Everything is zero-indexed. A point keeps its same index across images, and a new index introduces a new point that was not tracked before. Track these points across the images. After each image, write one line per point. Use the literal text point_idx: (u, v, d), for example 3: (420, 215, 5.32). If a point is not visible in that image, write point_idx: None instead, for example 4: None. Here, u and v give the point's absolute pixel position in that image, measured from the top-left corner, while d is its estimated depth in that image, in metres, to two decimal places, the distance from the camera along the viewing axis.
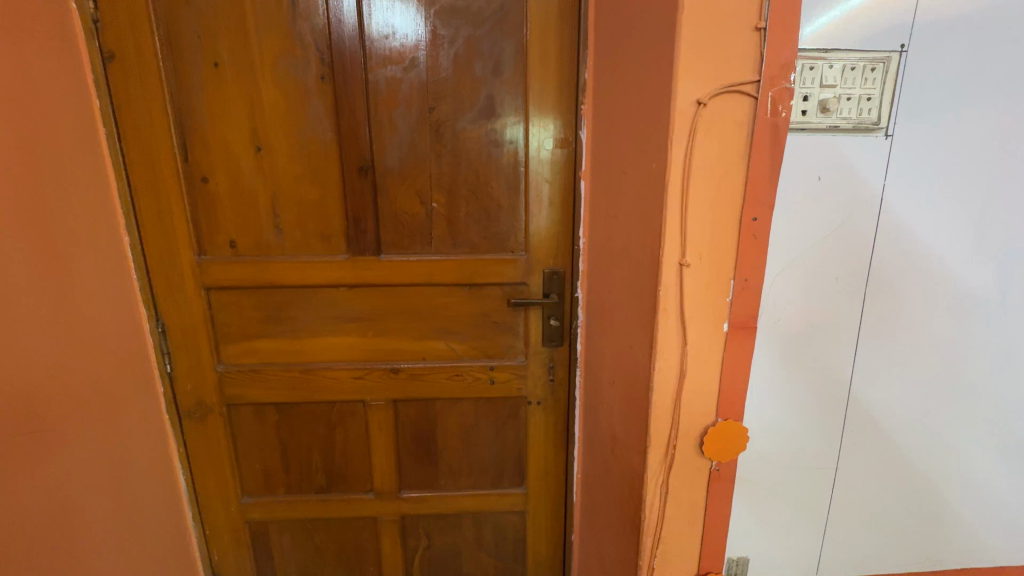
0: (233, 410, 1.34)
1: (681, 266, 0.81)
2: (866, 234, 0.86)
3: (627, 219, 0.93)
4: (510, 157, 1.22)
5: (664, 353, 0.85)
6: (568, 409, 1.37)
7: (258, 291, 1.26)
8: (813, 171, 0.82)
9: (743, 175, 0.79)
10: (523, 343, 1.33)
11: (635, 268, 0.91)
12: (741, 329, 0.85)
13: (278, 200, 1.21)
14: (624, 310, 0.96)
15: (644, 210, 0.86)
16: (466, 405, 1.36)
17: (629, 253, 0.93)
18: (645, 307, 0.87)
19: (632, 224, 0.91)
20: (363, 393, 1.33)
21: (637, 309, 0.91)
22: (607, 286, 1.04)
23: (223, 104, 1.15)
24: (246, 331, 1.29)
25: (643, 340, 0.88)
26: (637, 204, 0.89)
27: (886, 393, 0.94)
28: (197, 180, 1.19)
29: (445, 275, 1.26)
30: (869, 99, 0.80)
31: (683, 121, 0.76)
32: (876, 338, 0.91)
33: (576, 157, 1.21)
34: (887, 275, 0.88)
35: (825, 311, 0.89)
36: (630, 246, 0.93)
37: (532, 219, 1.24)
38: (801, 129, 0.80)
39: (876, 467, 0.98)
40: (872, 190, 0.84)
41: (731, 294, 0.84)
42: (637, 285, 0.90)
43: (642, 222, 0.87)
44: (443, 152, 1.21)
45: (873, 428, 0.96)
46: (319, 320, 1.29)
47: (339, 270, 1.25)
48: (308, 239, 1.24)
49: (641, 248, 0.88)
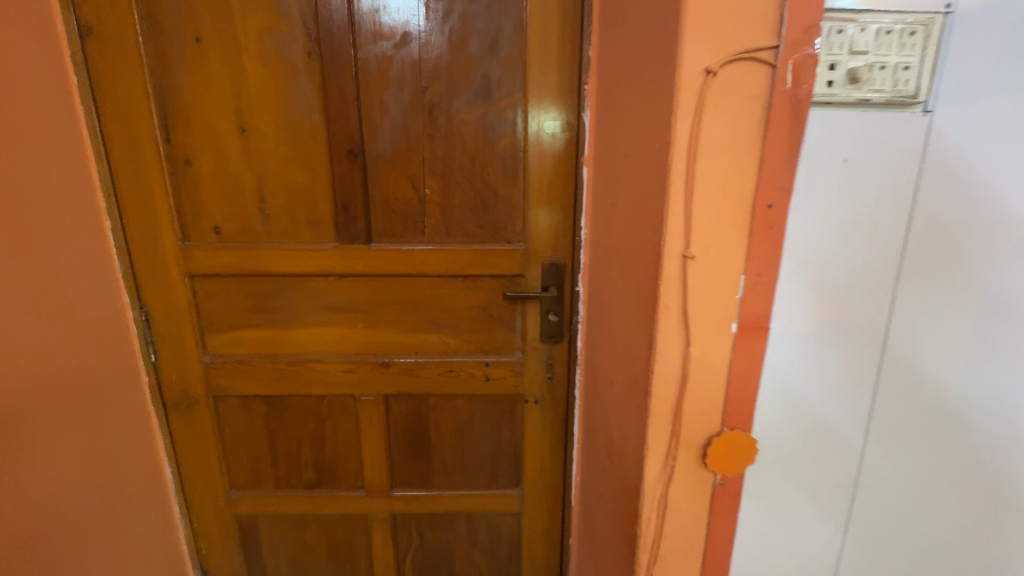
0: (220, 401, 1.29)
1: (685, 257, 0.73)
2: (896, 222, 0.75)
3: (630, 205, 0.86)
4: (508, 142, 1.15)
5: (666, 355, 0.78)
6: (567, 408, 1.30)
7: (244, 279, 1.21)
8: (836, 153, 0.73)
9: (758, 156, 0.70)
10: (520, 338, 1.26)
11: (637, 260, 0.83)
12: (754, 330, 0.76)
13: (264, 185, 1.15)
14: (625, 306, 0.88)
15: (649, 196, 0.78)
16: (461, 403, 1.30)
17: (631, 244, 0.85)
18: (645, 304, 0.80)
19: (634, 212, 0.83)
20: (353, 388, 1.28)
21: (637, 307, 0.83)
22: (608, 281, 0.97)
23: (207, 83, 1.10)
24: (232, 321, 1.24)
25: (644, 340, 0.81)
26: (641, 190, 0.81)
27: (919, 404, 0.82)
28: (180, 163, 1.14)
29: (438, 265, 1.20)
30: (906, 68, 0.70)
31: (689, 94, 0.68)
32: (907, 339, 0.79)
33: (577, 141, 1.14)
34: (924, 268, 0.77)
35: (848, 306, 0.79)
36: (631, 236, 0.85)
37: (529, 209, 1.17)
38: (825, 103, 0.72)
39: (925, 503, 0.86)
40: (909, 171, 0.74)
41: (742, 290, 0.75)
42: (638, 278, 0.83)
43: (646, 209, 0.79)
44: (437, 135, 1.14)
45: (901, 443, 0.84)
46: (306, 310, 1.23)
47: (326, 260, 1.19)
48: (296, 226, 1.18)
49: (644, 237, 0.80)
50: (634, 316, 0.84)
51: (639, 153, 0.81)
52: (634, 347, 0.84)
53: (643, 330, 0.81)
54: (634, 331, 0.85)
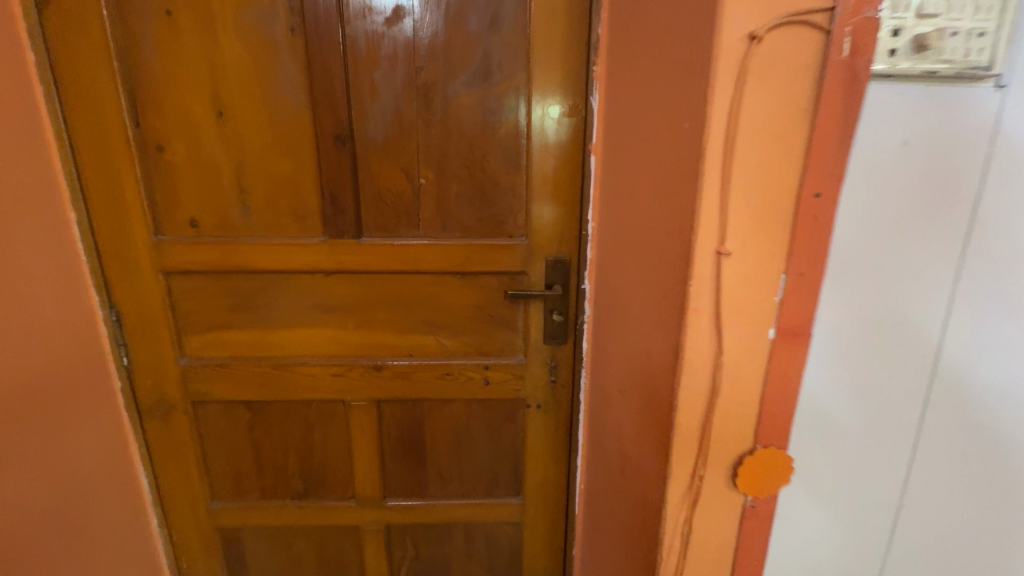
0: (199, 407, 1.20)
1: (720, 253, 0.61)
2: (957, 217, 0.63)
3: (645, 196, 0.77)
4: (509, 128, 1.06)
5: (694, 367, 0.65)
6: (571, 414, 1.23)
7: (223, 276, 1.12)
8: (891, 136, 0.61)
9: (805, 139, 0.58)
10: (522, 339, 1.18)
11: (653, 257, 0.74)
12: (795, 342, 0.64)
13: (244, 174, 1.06)
14: (640, 308, 0.80)
15: (670, 185, 0.68)
16: (458, 408, 1.22)
17: (646, 240, 0.76)
18: (663, 308, 0.70)
19: (651, 203, 0.74)
20: (343, 393, 1.20)
21: (653, 309, 0.74)
22: (620, 280, 0.89)
23: (179, 61, 1.00)
24: (212, 322, 1.15)
25: (661, 348, 0.71)
26: (658, 178, 0.72)
27: (979, 435, 0.69)
28: (152, 150, 1.05)
29: (434, 261, 1.11)
30: (981, 35, 0.58)
31: (727, 63, 0.56)
32: (967, 359, 0.67)
33: (585, 128, 1.05)
34: (988, 274, 0.64)
35: (898, 317, 0.66)
36: (647, 230, 0.76)
37: (532, 201, 1.09)
38: (884, 76, 0.59)
39: (969, 551, 0.73)
40: (975, 157, 0.61)
41: (782, 292, 0.62)
42: (654, 277, 0.73)
43: (665, 200, 0.69)
44: (433, 121, 1.05)
45: (955, 482, 0.70)
46: (292, 310, 1.14)
47: (313, 256, 1.10)
48: (280, 219, 1.09)
49: (662, 231, 0.71)
50: (650, 320, 0.75)
51: (656, 137, 0.72)
52: (649, 355, 0.76)
53: (661, 337, 0.71)
54: (649, 336, 0.76)
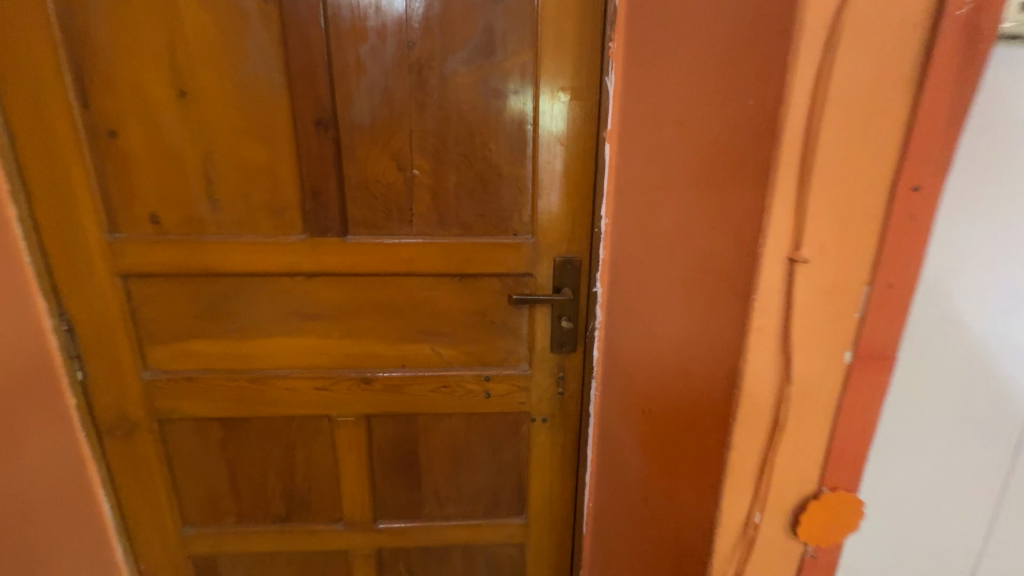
0: (167, 425, 1.08)
1: (797, 261, 0.45)
2: None
3: (675, 188, 0.65)
4: (514, 111, 0.94)
5: (751, 403, 0.50)
6: (580, 427, 1.13)
7: (191, 279, 0.99)
8: None
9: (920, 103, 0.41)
10: (527, 348, 1.07)
11: (685, 262, 0.61)
12: (878, 376, 0.48)
13: (211, 163, 0.93)
14: (667, 322, 0.68)
15: (713, 177, 0.55)
16: (456, 423, 1.12)
17: (676, 241, 0.64)
18: (698, 326, 0.58)
19: (683, 198, 0.62)
20: (328, 407, 1.08)
21: (686, 325, 0.62)
22: (643, 285, 0.79)
23: (133, 32, 0.86)
24: (179, 330, 1.02)
25: (699, 376, 0.58)
26: (694, 167, 0.59)
27: None
28: (104, 135, 0.91)
29: (430, 262, 1.00)
30: None
31: (819, 19, 0.40)
32: None
33: (598, 113, 0.94)
34: None
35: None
36: (678, 229, 0.63)
37: (539, 194, 0.98)
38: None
39: None
40: None
41: (865, 310, 0.46)
42: (686, 286, 0.61)
43: (704, 194, 0.57)
44: (427, 103, 0.93)
45: None
46: (270, 317, 1.02)
47: (292, 257, 0.98)
48: (254, 215, 0.96)
49: (698, 232, 0.58)
50: (681, 337, 0.63)
51: (692, 118, 0.60)
52: (681, 378, 0.64)
53: (699, 362, 0.58)
54: (681, 355, 0.63)
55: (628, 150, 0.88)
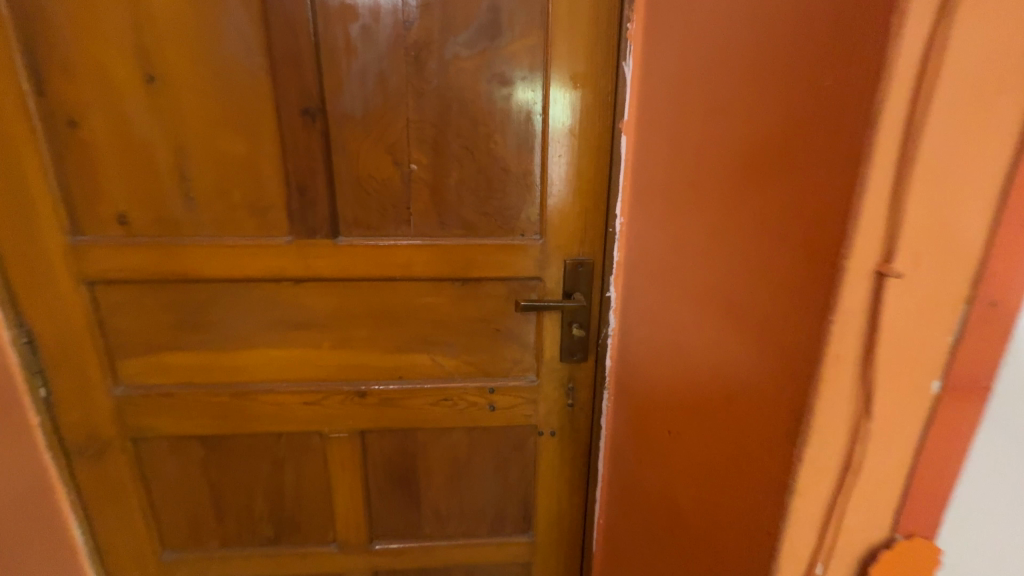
0: (142, 443, 0.99)
1: (888, 276, 0.37)
2: None
3: (714, 185, 0.57)
4: (521, 100, 0.86)
5: (820, 446, 0.42)
6: (590, 440, 1.06)
7: (166, 286, 0.90)
8: None
9: None
10: (534, 357, 1.00)
11: (731, 271, 0.54)
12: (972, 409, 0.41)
13: (185, 156, 0.84)
14: (703, 337, 0.60)
15: (770, 173, 0.47)
16: (458, 437, 1.04)
17: (718, 246, 0.56)
18: (748, 345, 0.50)
19: (726, 196, 0.54)
20: (319, 423, 0.99)
21: (730, 344, 0.54)
22: (668, 293, 0.71)
23: (93, 8, 0.77)
24: (153, 341, 0.93)
25: (750, 406, 0.50)
26: (743, 161, 0.51)
27: None
28: (62, 126, 0.81)
29: (429, 266, 0.92)
30: None
31: None
32: None
33: (614, 102, 0.86)
34: None
35: None
36: (721, 234, 0.55)
37: (548, 192, 0.90)
38: None
39: None
40: None
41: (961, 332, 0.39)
42: (731, 298, 0.54)
43: (757, 193, 0.49)
44: (426, 90, 0.84)
45: None
46: (254, 326, 0.94)
47: (277, 261, 0.89)
48: (234, 214, 0.87)
49: (748, 238, 0.50)
50: (725, 358, 0.55)
51: (739, 104, 0.52)
52: (724, 402, 0.56)
53: (750, 389, 0.50)
54: (723, 377, 0.56)
55: (648, 141, 0.80)
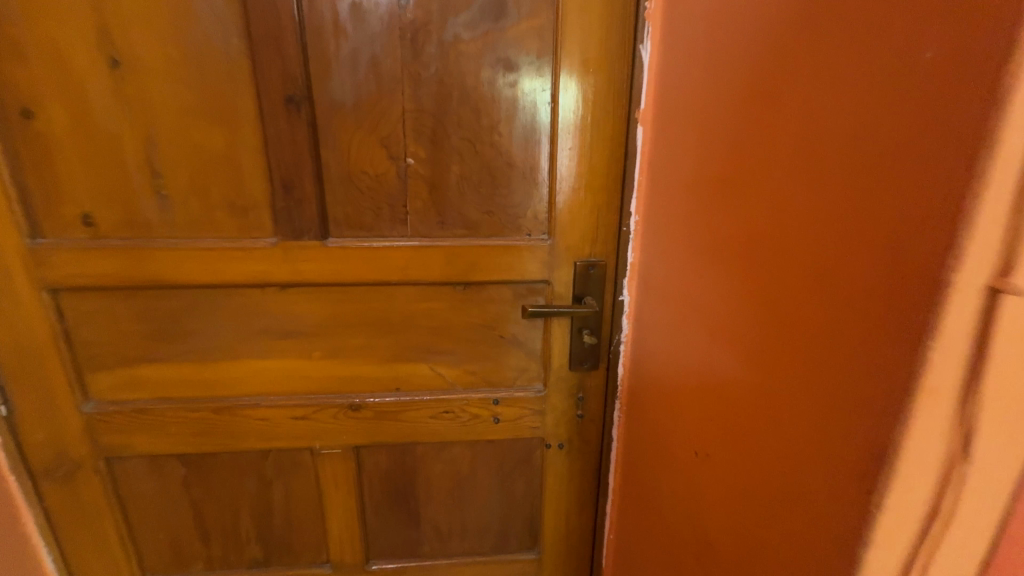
0: (117, 463, 0.91)
1: (1004, 293, 0.32)
2: None
3: (762, 185, 0.50)
4: (528, 87, 0.79)
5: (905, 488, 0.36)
6: (600, 453, 0.99)
7: (138, 293, 0.82)
8: None
9: None
10: (541, 366, 0.93)
11: (781, 282, 0.47)
12: None
13: (156, 150, 0.76)
14: (743, 354, 0.53)
15: (838, 170, 0.40)
16: (460, 452, 0.97)
17: (765, 254, 0.50)
18: (804, 367, 0.44)
19: (778, 198, 0.48)
20: (310, 439, 0.92)
21: (779, 365, 0.48)
22: (695, 302, 0.65)
23: None
24: (126, 353, 0.85)
25: (805, 436, 0.44)
26: (801, 159, 0.45)
27: None
28: (15, 116, 0.73)
29: (428, 269, 0.84)
30: None
31: None
32: None
33: (630, 90, 0.79)
34: None
35: None
36: (769, 240, 0.49)
37: (557, 188, 0.83)
38: None
39: None
40: None
41: None
42: (780, 312, 0.47)
43: (820, 195, 0.42)
44: (424, 77, 0.76)
45: None
46: (237, 336, 0.86)
47: (261, 265, 0.81)
48: (212, 214, 0.79)
49: (807, 245, 0.44)
50: (771, 380, 0.49)
51: (798, 87, 0.45)
52: (768, 430, 0.50)
53: (805, 416, 0.44)
54: (767, 401, 0.49)
55: (670, 134, 0.73)
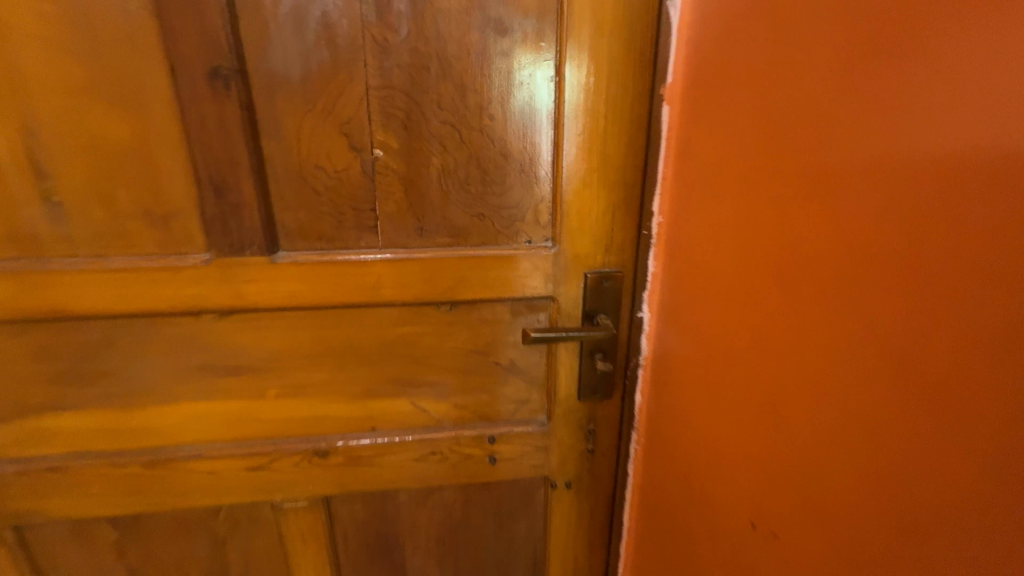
0: (29, 530, 0.74)
1: None
2: None
3: (853, 184, 0.40)
4: (527, 58, 0.62)
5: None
6: (614, 492, 0.85)
7: (38, 326, 0.65)
8: None
9: None
10: (545, 396, 0.78)
11: (891, 312, 0.38)
12: None
13: (44, 144, 0.58)
14: (829, 390, 0.44)
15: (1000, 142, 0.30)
16: (450, 497, 0.82)
17: (864, 273, 0.40)
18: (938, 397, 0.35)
19: (883, 200, 0.38)
20: (269, 492, 0.76)
21: (895, 416, 0.38)
22: (746, 321, 0.55)
23: None
24: (30, 399, 0.68)
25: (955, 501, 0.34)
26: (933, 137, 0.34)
27: None
28: None
29: (406, 287, 0.68)
30: None
31: None
32: None
33: (654, 62, 0.64)
34: None
35: None
36: (867, 255, 0.39)
37: (563, 185, 0.67)
38: None
39: None
40: None
41: None
42: (892, 349, 0.38)
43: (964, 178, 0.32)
44: (393, 43, 0.59)
45: None
46: (170, 373, 0.70)
47: (192, 288, 0.64)
48: (125, 224, 0.62)
49: (940, 262, 0.34)
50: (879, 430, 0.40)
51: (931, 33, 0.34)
52: (876, 491, 0.40)
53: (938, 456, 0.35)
54: (875, 457, 0.40)
55: (713, 118, 0.59)
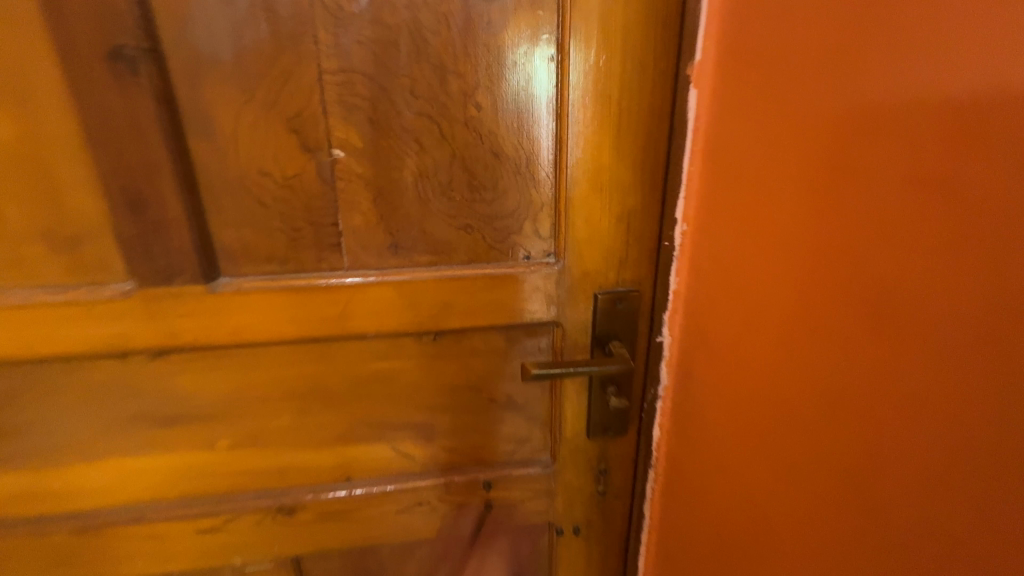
0: None
1: None
2: None
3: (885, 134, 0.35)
4: (522, 30, 0.50)
5: None
6: (629, 537, 0.75)
7: None
8: None
9: None
10: (548, 434, 0.67)
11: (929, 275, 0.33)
12: None
13: None
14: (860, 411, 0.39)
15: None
16: (441, 552, 0.70)
17: (911, 273, 0.34)
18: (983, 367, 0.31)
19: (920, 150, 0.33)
20: (227, 556, 0.65)
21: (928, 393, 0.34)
22: (758, 330, 0.49)
23: None
24: None
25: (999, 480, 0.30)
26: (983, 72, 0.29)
27: None
28: None
29: (379, 316, 0.56)
30: None
31: None
32: None
33: (678, 36, 0.52)
34: None
35: None
36: (915, 253, 0.34)
37: (568, 189, 0.55)
38: None
39: None
40: None
41: None
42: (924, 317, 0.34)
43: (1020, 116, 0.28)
44: (351, 13, 0.46)
45: None
46: (98, 426, 0.58)
47: (113, 326, 0.52)
48: (22, 250, 0.50)
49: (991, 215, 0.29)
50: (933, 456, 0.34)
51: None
52: (913, 486, 0.36)
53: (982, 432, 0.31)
54: (912, 448, 0.35)
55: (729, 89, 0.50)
